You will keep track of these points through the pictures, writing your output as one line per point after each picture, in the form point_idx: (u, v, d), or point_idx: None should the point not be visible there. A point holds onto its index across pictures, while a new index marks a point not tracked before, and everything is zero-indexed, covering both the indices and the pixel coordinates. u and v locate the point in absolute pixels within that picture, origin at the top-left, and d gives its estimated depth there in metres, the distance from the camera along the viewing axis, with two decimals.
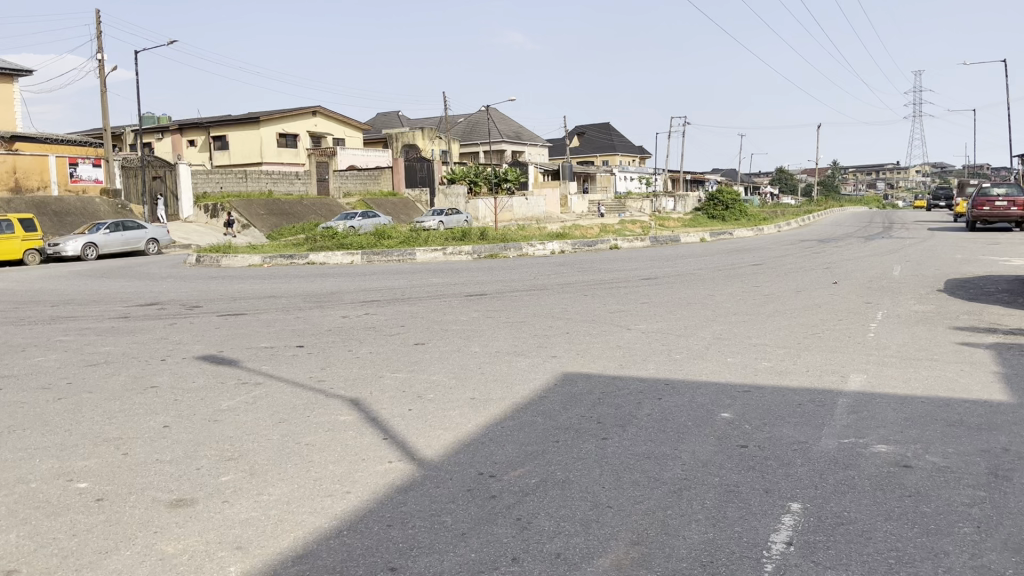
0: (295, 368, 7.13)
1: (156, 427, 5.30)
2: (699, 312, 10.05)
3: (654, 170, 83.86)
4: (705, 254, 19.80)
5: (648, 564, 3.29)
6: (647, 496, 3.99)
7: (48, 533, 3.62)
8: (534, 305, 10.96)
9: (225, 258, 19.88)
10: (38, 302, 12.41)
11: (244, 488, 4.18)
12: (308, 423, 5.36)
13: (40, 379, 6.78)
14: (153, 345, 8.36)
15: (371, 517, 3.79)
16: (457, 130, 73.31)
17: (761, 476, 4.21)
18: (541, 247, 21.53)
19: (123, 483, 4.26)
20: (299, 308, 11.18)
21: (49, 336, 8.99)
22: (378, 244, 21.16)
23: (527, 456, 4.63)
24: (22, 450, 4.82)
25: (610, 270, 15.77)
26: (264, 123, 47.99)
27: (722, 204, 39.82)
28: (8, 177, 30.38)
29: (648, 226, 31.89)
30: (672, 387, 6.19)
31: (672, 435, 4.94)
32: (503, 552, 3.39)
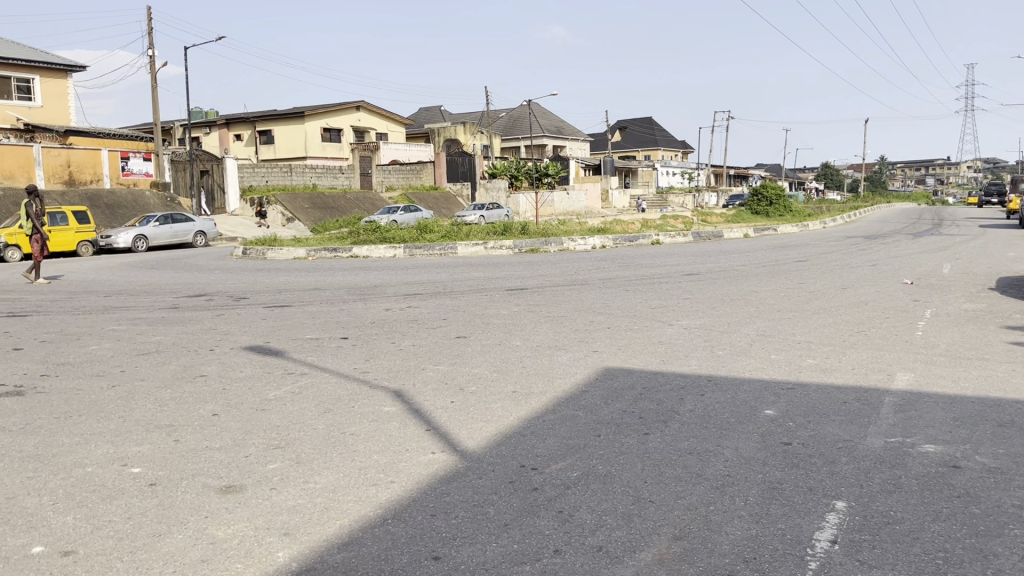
0: (339, 359, 7.23)
1: (205, 415, 5.43)
2: (742, 308, 9.95)
3: (697, 165, 83.07)
4: (749, 250, 19.56)
5: (690, 558, 3.29)
6: (690, 491, 3.99)
7: (104, 516, 3.74)
8: (576, 300, 10.95)
9: (271, 250, 20.16)
10: (91, 292, 12.73)
11: (291, 476, 4.26)
12: (352, 413, 5.46)
13: (95, 367, 6.97)
14: (201, 335, 8.54)
15: (415, 506, 3.84)
16: (499, 124, 73.39)
17: (805, 474, 4.17)
18: (583, 242, 21.47)
19: (175, 469, 4.38)
20: (343, 300, 11.33)
21: (103, 325, 9.25)
22: (420, 238, 21.30)
23: (568, 449, 4.65)
24: (78, 435, 4.97)
25: (651, 266, 15.70)
26: (308, 118, 48.48)
27: (766, 199, 39.28)
28: (62, 170, 31.04)
29: (691, 222, 31.56)
30: (715, 383, 6.16)
31: (714, 432, 4.92)
32: (545, 545, 3.42)
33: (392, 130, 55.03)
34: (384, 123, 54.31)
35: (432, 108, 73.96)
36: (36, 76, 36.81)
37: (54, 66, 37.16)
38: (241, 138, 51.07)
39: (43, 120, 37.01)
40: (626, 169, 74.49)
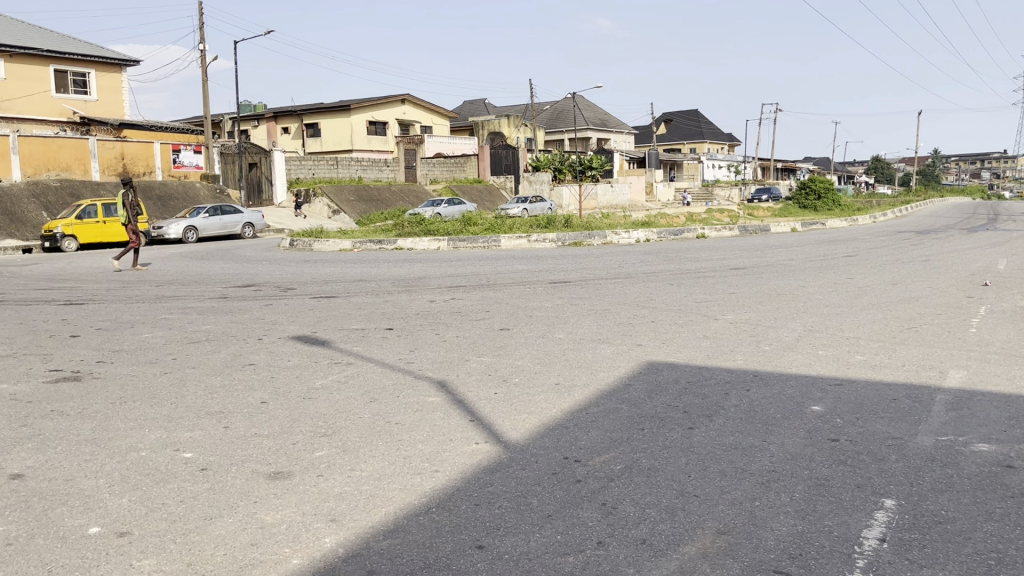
0: (385, 350, 7.30)
1: (254, 402, 5.54)
2: (789, 304, 9.80)
3: (743, 158, 82.01)
4: (797, 245, 19.26)
5: (734, 553, 3.28)
6: (735, 486, 3.96)
7: (158, 499, 3.84)
8: (620, 294, 10.89)
9: (317, 242, 20.40)
10: (144, 282, 13.03)
11: (337, 463, 4.33)
12: (397, 402, 5.53)
13: (147, 354, 7.13)
14: (250, 324, 8.70)
15: (460, 495, 3.88)
16: (544, 117, 73.17)
17: (853, 472, 4.11)
18: (627, 236, 21.39)
19: (225, 454, 4.47)
20: (389, 292, 11.44)
21: (156, 313, 9.47)
22: (464, 230, 21.40)
23: (612, 442, 4.64)
24: (133, 420, 5.11)
25: (696, 260, 15.50)
26: (354, 111, 48.91)
27: (814, 193, 38.66)
28: (116, 162, 31.78)
29: (737, 215, 31.14)
30: (761, 378, 6.09)
31: (760, 427, 4.87)
32: (589, 536, 3.43)
33: (437, 123, 55.28)
34: (428, 116, 54.58)
35: (477, 101, 74.01)
36: (93, 70, 37.70)
37: (110, 60, 37.98)
38: (288, 131, 51.68)
39: (98, 113, 37.91)
40: (670, 162, 73.78)
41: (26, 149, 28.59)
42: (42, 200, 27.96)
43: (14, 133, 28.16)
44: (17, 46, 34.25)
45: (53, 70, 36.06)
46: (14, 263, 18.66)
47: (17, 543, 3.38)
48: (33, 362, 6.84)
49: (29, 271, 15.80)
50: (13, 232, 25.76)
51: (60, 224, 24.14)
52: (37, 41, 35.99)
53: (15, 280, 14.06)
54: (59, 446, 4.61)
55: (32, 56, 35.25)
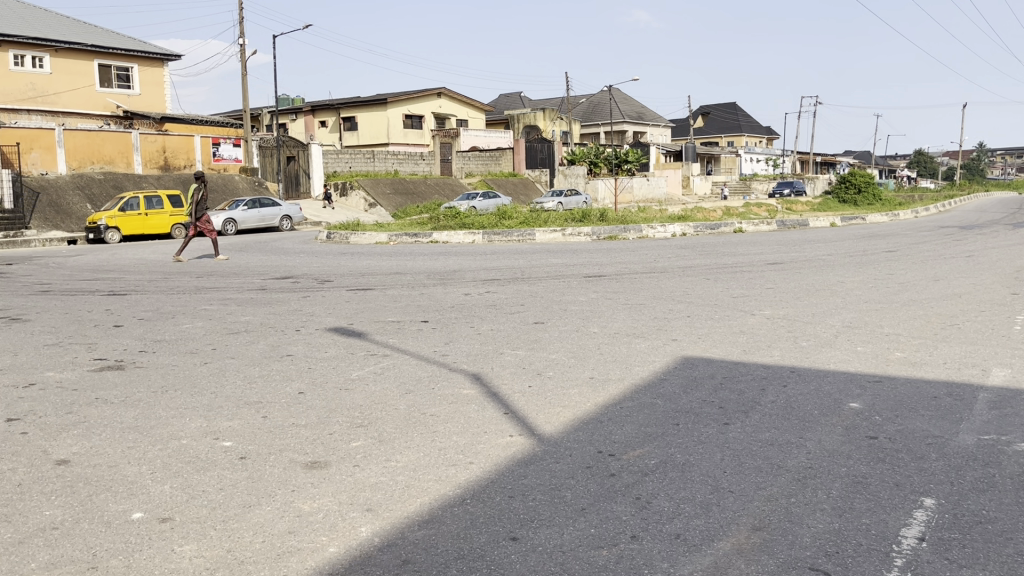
0: (420, 342, 7.35)
1: (292, 392, 5.62)
2: (828, 299, 9.67)
3: (781, 151, 80.94)
4: (836, 239, 18.98)
5: (770, 550, 3.25)
6: (771, 482, 3.93)
7: (199, 486, 3.92)
8: (656, 289, 10.83)
9: (353, 235, 20.55)
10: (184, 273, 13.25)
11: (373, 454, 4.38)
12: (433, 394, 5.57)
13: (187, 344, 7.27)
14: (288, 316, 8.82)
15: (494, 487, 3.90)
16: (579, 111, 72.86)
17: (892, 469, 4.06)
18: (663, 230, 21.23)
19: (263, 444, 4.54)
20: (424, 285, 11.50)
21: (196, 304, 9.63)
22: (499, 224, 21.42)
23: (646, 437, 4.63)
24: (174, 409, 5.21)
25: (733, 255, 15.35)
26: (391, 105, 49.15)
27: (854, 186, 38.04)
28: (158, 155, 32.32)
29: (774, 210, 30.77)
30: (798, 374, 6.04)
31: (796, 424, 4.83)
32: (622, 530, 3.43)
33: (473, 116, 55.36)
34: (464, 110, 54.71)
35: (513, 94, 73.87)
36: (135, 64, 38.33)
37: (152, 54, 38.59)
38: (326, 125, 52.08)
39: (140, 107, 38.55)
40: (707, 156, 73.08)
41: (70, 142, 29.25)
42: (86, 193, 28.61)
43: (59, 126, 28.84)
44: (63, 42, 34.97)
45: (97, 65, 36.76)
46: (60, 254, 19.10)
47: (63, 528, 3.48)
48: (79, 351, 7.00)
49: (73, 263, 16.14)
50: (58, 224, 26.68)
51: (104, 216, 24.70)
52: (82, 37, 36.70)
53: (60, 270, 14.35)
54: (104, 433, 4.72)
55: (77, 51, 35.95)
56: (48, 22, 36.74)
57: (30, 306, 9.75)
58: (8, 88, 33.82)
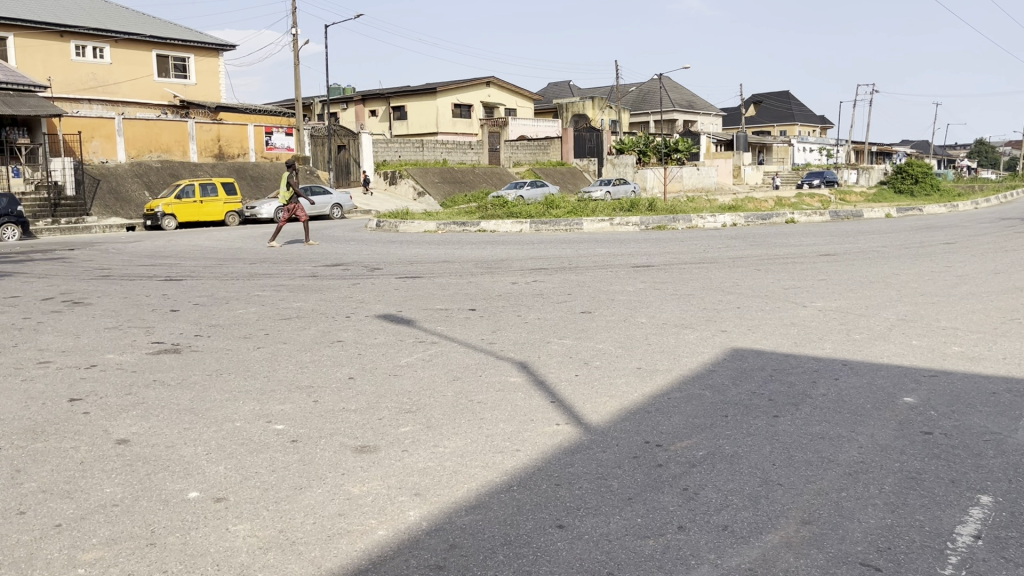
0: (468, 330, 7.40)
1: (342, 377, 5.72)
2: (881, 292, 9.47)
3: (836, 140, 79.33)
4: (891, 230, 18.56)
5: (820, 544, 3.21)
6: (821, 476, 3.88)
7: (251, 468, 4.01)
8: (705, 279, 10.71)
9: (403, 223, 20.76)
10: (237, 260, 13.51)
11: (421, 439, 4.43)
12: (480, 381, 5.62)
13: (241, 329, 7.42)
14: (339, 303, 8.95)
15: (540, 475, 3.92)
16: (628, 99, 72.28)
17: (946, 466, 3.98)
18: (713, 220, 21.00)
19: (315, 427, 4.62)
20: (472, 273, 11.56)
21: (250, 291, 9.82)
22: (547, 213, 21.41)
23: (694, 428, 4.60)
24: (228, 391, 5.34)
25: (784, 245, 15.15)
26: (440, 94, 49.32)
27: (911, 177, 37.17)
28: (212, 144, 32.95)
29: (828, 200, 30.20)
30: (851, 367, 5.94)
31: (849, 418, 4.75)
32: (669, 520, 3.42)
33: (522, 105, 55.31)
34: (512, 99, 54.70)
35: (561, 82, 73.51)
36: (191, 55, 39.07)
37: (207, 45, 39.28)
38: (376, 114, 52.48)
39: (196, 97, 39.29)
40: (759, 145, 71.94)
41: (129, 132, 30.02)
42: (144, 180, 29.30)
43: (119, 115, 29.58)
44: (122, 33, 35.79)
45: (155, 55, 37.58)
46: (118, 240, 19.56)
47: (123, 505, 3.59)
48: (138, 334, 7.20)
49: (132, 248, 16.56)
50: (117, 210, 27.36)
51: (161, 203, 25.28)
52: (141, 27, 37.50)
53: (121, 256, 14.72)
54: (161, 414, 4.85)
55: (136, 41, 36.79)
56: (109, 14, 37.63)
57: (90, 290, 10.02)
58: (71, 78, 34.74)
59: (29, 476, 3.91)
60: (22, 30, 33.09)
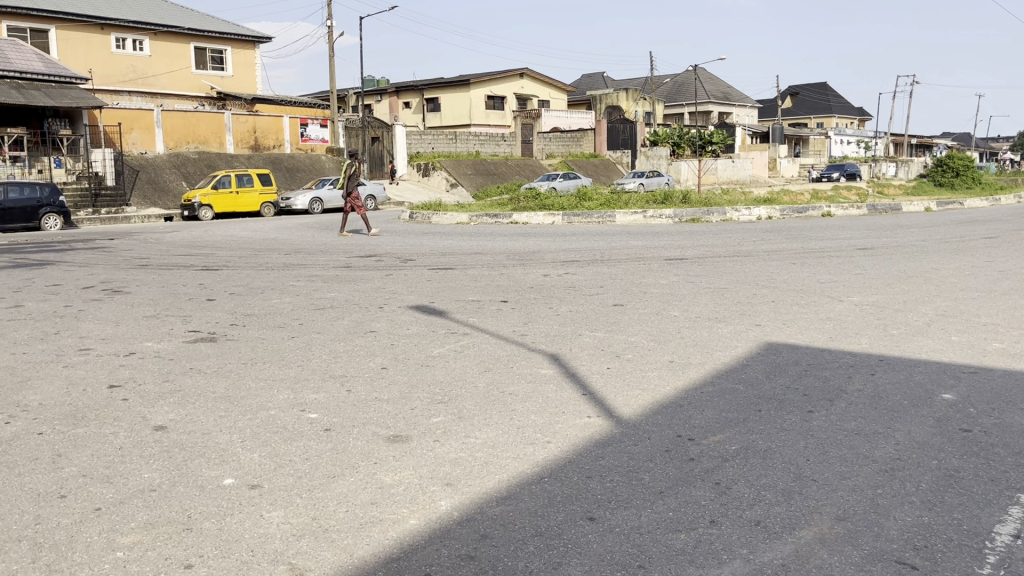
0: (499, 321, 7.43)
1: (375, 367, 5.76)
2: (920, 286, 9.31)
3: (875, 132, 78.00)
4: (931, 225, 18.19)
5: (854, 540, 3.18)
6: (856, 472, 3.83)
7: (285, 455, 4.06)
8: (740, 273, 10.60)
9: (435, 215, 20.83)
10: (273, 250, 13.67)
11: (453, 430, 4.45)
12: (512, 373, 5.63)
13: (277, 318, 7.51)
14: (372, 293, 9.02)
15: (572, 467, 3.92)
16: (663, 90, 71.73)
17: (986, 464, 3.90)
18: (748, 213, 20.76)
19: (348, 416, 4.67)
20: (504, 265, 11.56)
21: (284, 281, 9.92)
22: (580, 205, 21.33)
23: (727, 422, 4.56)
24: (263, 380, 5.41)
25: (820, 239, 14.93)
26: (473, 85, 49.34)
27: (951, 170, 36.57)
28: (249, 135, 33.32)
29: (865, 193, 29.71)
30: (887, 363, 5.85)
31: (884, 414, 4.69)
32: (701, 515, 3.40)
33: (555, 97, 55.15)
34: (545, 91, 54.56)
35: (595, 73, 73.16)
36: (228, 47, 39.45)
37: (244, 37, 39.64)
38: (409, 106, 52.63)
39: (233, 88, 39.71)
40: (795, 137, 71.02)
41: (168, 123, 30.42)
42: (182, 171, 29.68)
43: (157, 107, 30.01)
44: (161, 25, 36.25)
45: (192, 48, 38.03)
46: (156, 230, 19.86)
47: (160, 490, 3.65)
48: (175, 323, 7.31)
49: (169, 238, 16.82)
50: (156, 200, 27.75)
51: (197, 194, 25.63)
52: (179, 20, 37.95)
53: (158, 246, 14.95)
54: (197, 402, 4.93)
55: (174, 34, 37.27)
56: (148, 6, 38.13)
57: (129, 279, 10.19)
58: (111, 71, 35.29)
59: (69, 460, 3.99)
60: (64, 22, 33.63)
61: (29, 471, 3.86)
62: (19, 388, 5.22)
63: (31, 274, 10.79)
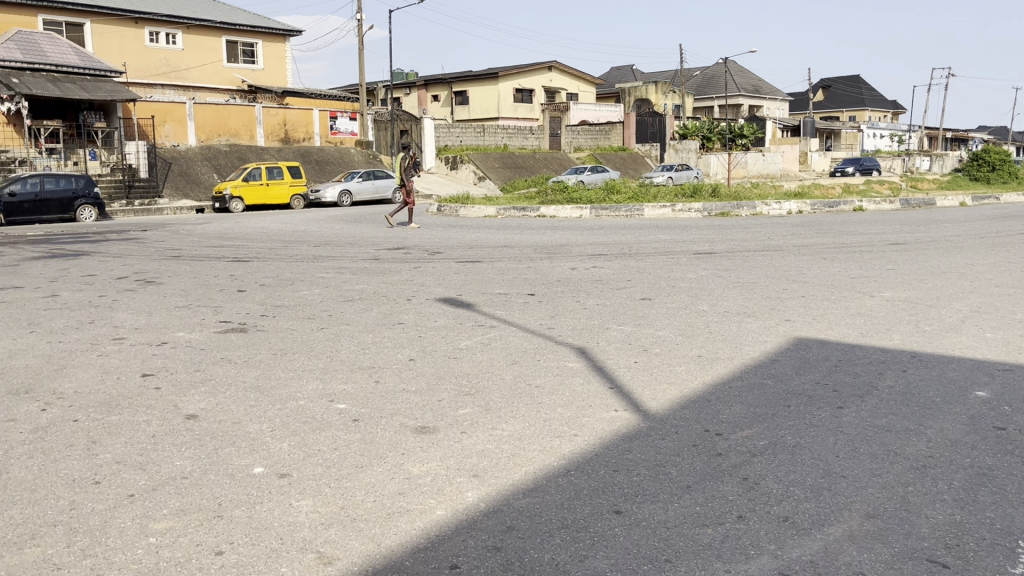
0: (527, 314, 7.44)
1: (403, 358, 5.79)
2: (954, 282, 9.16)
3: (909, 125, 76.82)
4: (966, 220, 17.90)
5: (885, 538, 3.15)
6: (886, 469, 3.79)
7: (314, 445, 4.10)
8: (769, 267, 10.53)
9: (463, 208, 20.88)
10: (302, 242, 13.77)
11: (480, 422, 4.46)
12: (538, 365, 5.64)
13: (306, 310, 7.58)
14: (400, 285, 9.07)
15: (598, 460, 3.91)
16: (692, 83, 71.17)
17: (1020, 463, 3.84)
18: (778, 207, 20.56)
19: (376, 407, 4.70)
20: (531, 258, 11.56)
21: (314, 273, 9.99)
22: (608, 199, 21.25)
23: (755, 418, 4.53)
24: (293, 370, 5.47)
25: (852, 234, 14.75)
26: (502, 78, 49.30)
27: (987, 164, 35.89)
28: (279, 128, 33.59)
29: (898, 187, 29.30)
30: (919, 359, 5.78)
31: (915, 410, 4.62)
32: (729, 509, 3.39)
33: (584, 90, 54.96)
34: (574, 84, 54.40)
35: (624, 66, 72.79)
36: (260, 40, 39.75)
37: (275, 30, 39.93)
38: (438, 99, 52.73)
39: (263, 81, 40.03)
40: (827, 131, 70.09)
41: (200, 116, 30.74)
42: (213, 163, 29.98)
43: (190, 100, 30.34)
44: (193, 19, 36.60)
45: (224, 41, 38.38)
46: (189, 222, 20.10)
47: (192, 477, 3.71)
48: (206, 313, 7.40)
49: (201, 230, 17.00)
50: (188, 192, 28.05)
51: (228, 186, 25.89)
52: (210, 13, 38.29)
53: (190, 238, 15.14)
54: (228, 391, 4.99)
55: (206, 27, 37.61)
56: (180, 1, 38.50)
57: (161, 271, 10.32)
58: (145, 64, 35.71)
59: (103, 447, 4.06)
60: (98, 16, 34.07)
61: (64, 457, 3.93)
62: (54, 376, 5.32)
63: (67, 265, 10.97)
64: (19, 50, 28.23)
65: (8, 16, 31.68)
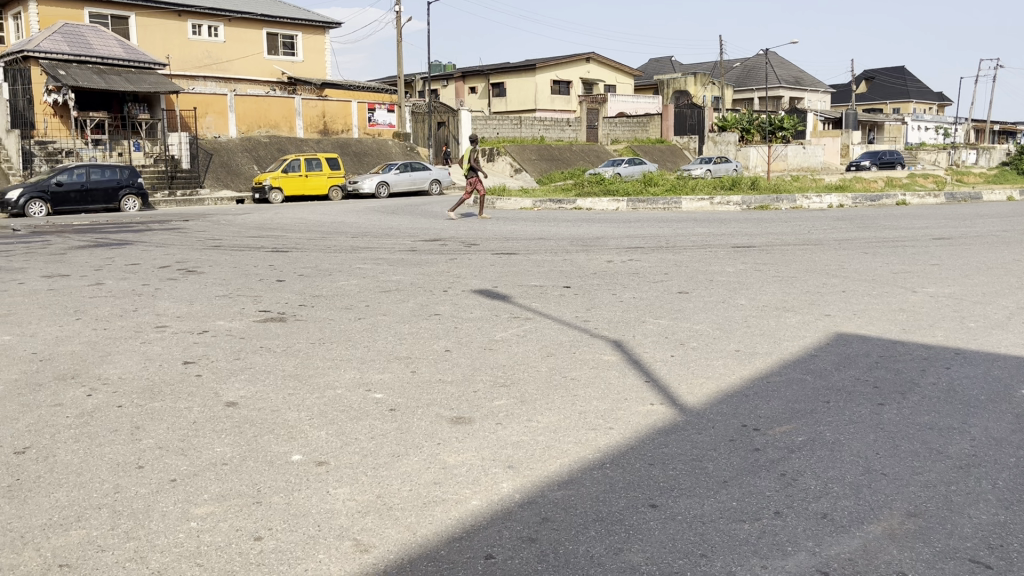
0: (562, 307, 7.41)
1: (439, 349, 5.83)
2: (1000, 279, 8.95)
3: (955, 118, 75.16)
4: (1014, 215, 17.45)
5: (926, 538, 3.09)
6: (929, 468, 3.73)
7: (351, 434, 4.15)
8: (808, 261, 10.39)
9: (499, 200, 20.91)
10: (340, 233, 13.90)
11: (515, 413, 4.47)
12: (574, 358, 5.63)
13: (344, 300, 7.64)
14: (437, 277, 9.09)
15: (634, 454, 3.90)
16: (732, 75, 70.31)
17: None
18: (818, 201, 20.27)
19: (412, 397, 4.73)
20: (568, 251, 11.51)
21: (351, 264, 10.05)
22: (645, 191, 21.13)
23: (794, 413, 4.48)
24: (331, 360, 5.52)
25: (895, 228, 14.47)
26: (539, 70, 49.17)
27: None
28: (318, 120, 33.89)
29: (944, 180, 28.67)
30: (964, 356, 5.67)
31: (959, 409, 4.53)
32: (766, 506, 3.36)
33: (622, 82, 54.59)
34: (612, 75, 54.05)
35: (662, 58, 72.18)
36: (299, 32, 40.07)
37: (315, 22, 40.22)
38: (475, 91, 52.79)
39: (303, 73, 40.40)
40: (870, 123, 68.85)
41: (240, 107, 31.13)
42: (253, 154, 30.32)
43: (231, 92, 30.72)
44: (235, 11, 37.01)
45: (264, 33, 38.76)
46: (228, 212, 20.37)
47: (232, 464, 3.77)
48: (246, 302, 7.50)
49: (241, 220, 17.22)
50: (228, 183, 28.42)
51: (268, 177, 26.22)
52: (251, 6, 38.69)
53: (230, 228, 15.34)
54: (268, 378, 5.08)
55: (248, 20, 38.01)
56: None
57: (202, 260, 10.47)
58: (188, 57, 36.21)
59: (146, 432, 4.14)
60: (142, 9, 34.57)
61: (108, 442, 4.02)
62: (99, 362, 5.44)
63: (111, 253, 11.18)
64: (65, 42, 28.46)
65: (57, 10, 32.12)
